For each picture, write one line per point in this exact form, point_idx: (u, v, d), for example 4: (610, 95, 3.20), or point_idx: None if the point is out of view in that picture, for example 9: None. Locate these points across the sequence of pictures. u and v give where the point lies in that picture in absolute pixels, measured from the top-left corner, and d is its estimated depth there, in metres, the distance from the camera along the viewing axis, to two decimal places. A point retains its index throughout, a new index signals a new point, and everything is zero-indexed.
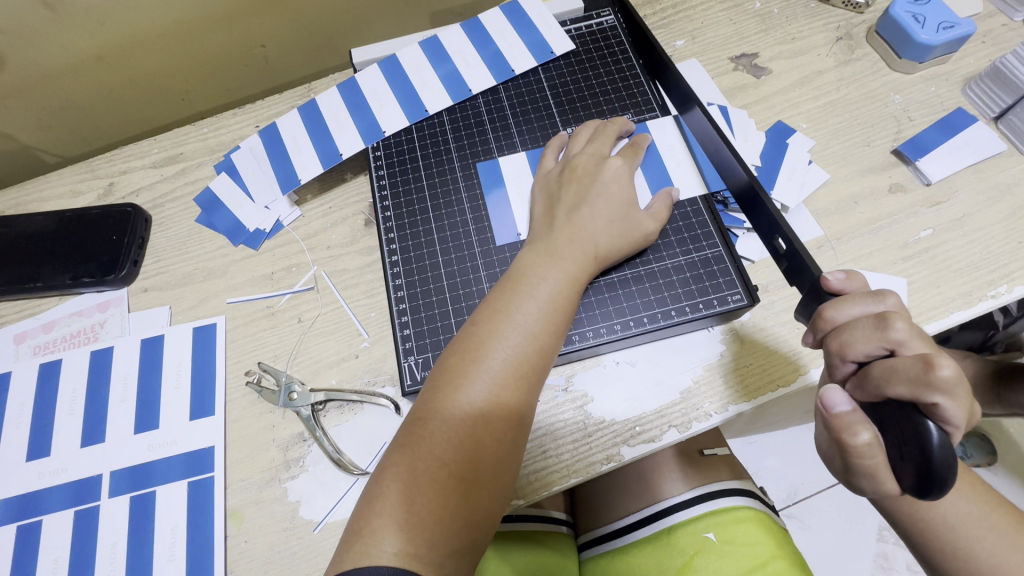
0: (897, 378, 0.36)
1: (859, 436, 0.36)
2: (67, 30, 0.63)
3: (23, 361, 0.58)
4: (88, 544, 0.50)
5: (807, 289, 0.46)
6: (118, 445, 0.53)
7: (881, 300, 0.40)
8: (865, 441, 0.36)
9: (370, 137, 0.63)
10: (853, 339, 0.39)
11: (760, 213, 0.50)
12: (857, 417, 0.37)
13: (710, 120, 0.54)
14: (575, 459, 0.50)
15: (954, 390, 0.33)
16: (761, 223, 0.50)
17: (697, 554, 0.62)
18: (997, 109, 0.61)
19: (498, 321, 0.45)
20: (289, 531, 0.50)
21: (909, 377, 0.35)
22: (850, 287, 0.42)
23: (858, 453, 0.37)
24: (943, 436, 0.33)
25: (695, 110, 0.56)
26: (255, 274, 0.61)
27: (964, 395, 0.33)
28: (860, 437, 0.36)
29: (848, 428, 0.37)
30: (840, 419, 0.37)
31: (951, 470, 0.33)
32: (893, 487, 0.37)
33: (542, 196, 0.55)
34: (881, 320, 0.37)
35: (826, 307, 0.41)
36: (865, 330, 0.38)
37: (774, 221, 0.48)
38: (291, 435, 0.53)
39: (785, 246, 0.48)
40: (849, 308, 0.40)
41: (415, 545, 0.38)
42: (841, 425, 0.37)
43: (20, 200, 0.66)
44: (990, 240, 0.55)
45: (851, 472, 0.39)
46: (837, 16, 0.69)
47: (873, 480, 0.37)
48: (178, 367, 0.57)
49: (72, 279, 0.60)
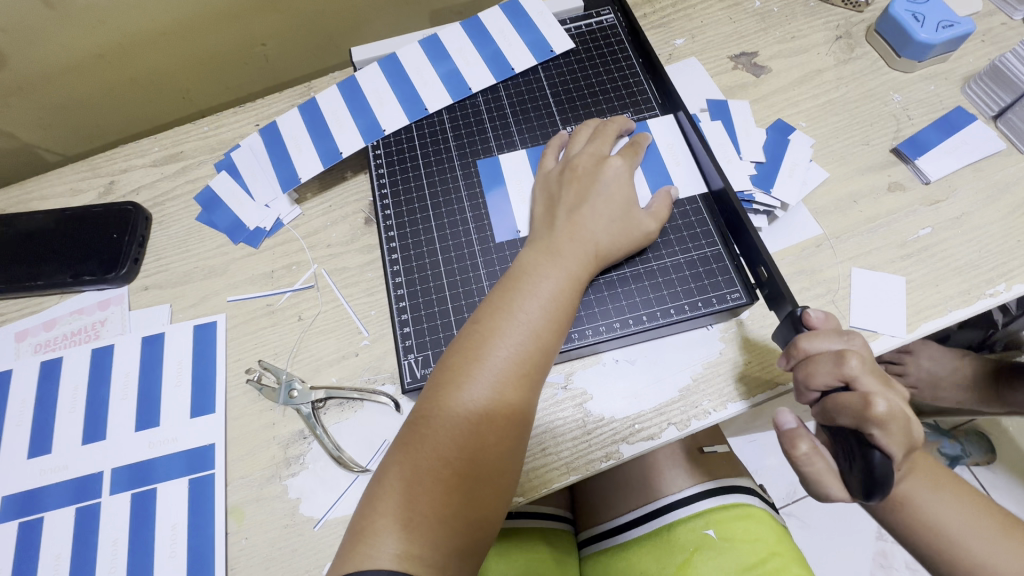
0: (843, 410, 0.41)
1: (801, 449, 0.44)
2: (67, 28, 0.63)
3: (24, 359, 0.58)
4: (89, 541, 0.50)
5: (785, 315, 0.49)
6: (119, 442, 0.54)
7: (847, 338, 0.44)
8: (804, 452, 0.44)
9: (370, 135, 0.63)
10: (814, 372, 0.43)
11: (744, 239, 0.53)
12: (802, 433, 0.45)
13: (698, 134, 0.57)
14: (575, 457, 0.50)
15: (888, 425, 0.39)
16: (745, 249, 0.53)
17: (697, 551, 0.62)
18: (996, 108, 0.61)
19: (500, 320, 0.45)
20: (290, 528, 0.50)
21: (853, 412, 0.41)
22: (826, 325, 0.45)
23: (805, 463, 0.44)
24: (885, 463, 0.39)
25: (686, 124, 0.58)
26: (255, 273, 0.61)
27: (896, 428, 0.40)
28: (800, 449, 0.44)
29: (792, 442, 0.45)
30: (789, 436, 0.45)
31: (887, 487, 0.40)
32: (841, 494, 0.44)
33: (542, 195, 0.55)
34: (839, 358, 0.42)
35: (799, 340, 0.44)
36: (824, 365, 0.43)
37: (758, 250, 0.50)
38: (292, 432, 0.54)
39: (766, 273, 0.50)
40: (816, 343, 0.44)
41: (417, 545, 0.39)
42: (790, 440, 0.45)
43: (22, 199, 0.67)
44: (989, 239, 0.55)
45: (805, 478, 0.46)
46: (837, 15, 0.70)
47: (822, 489, 0.45)
48: (178, 365, 0.57)
49: (73, 277, 0.60)
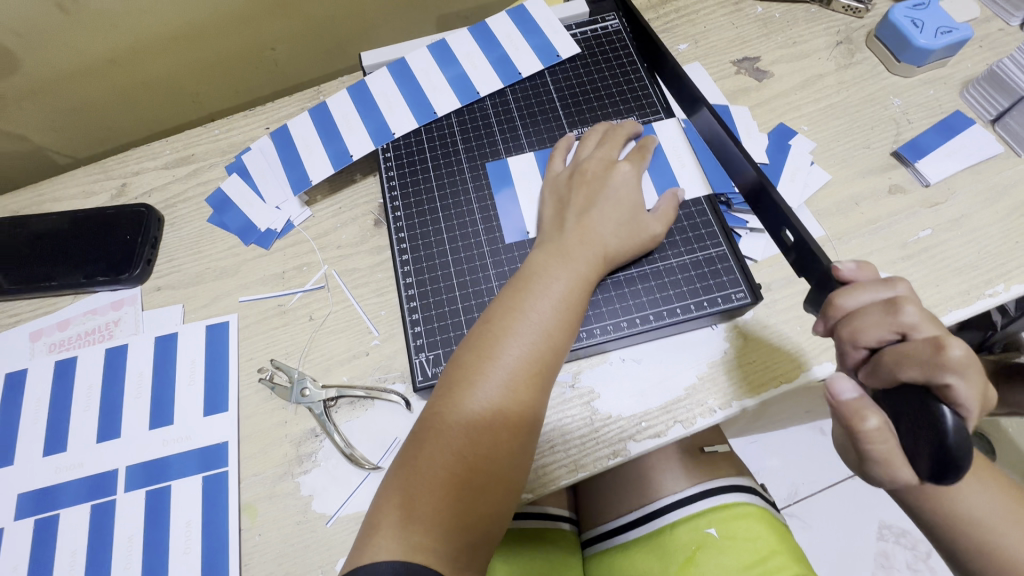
0: (909, 362, 0.35)
1: (870, 421, 0.35)
2: (81, 32, 0.64)
3: (39, 359, 0.59)
4: (105, 538, 0.51)
5: (816, 280, 0.46)
6: (133, 441, 0.54)
7: (892, 287, 0.39)
8: (875, 426, 0.35)
9: (379, 138, 0.64)
10: (864, 327, 0.38)
11: (768, 207, 0.50)
12: (866, 402, 0.36)
13: (718, 120, 0.55)
14: (582, 455, 0.51)
15: (966, 372, 0.33)
16: (768, 216, 0.51)
17: (699, 549, 0.63)
18: (994, 112, 0.62)
19: (513, 319, 0.46)
20: (302, 525, 0.51)
21: (921, 361, 0.35)
22: (862, 277, 0.41)
23: (869, 439, 0.35)
24: (958, 420, 0.33)
25: (703, 112, 0.57)
26: (266, 274, 0.62)
27: (974, 376, 0.34)
28: (870, 422, 0.35)
29: (857, 413, 0.35)
30: (849, 406, 0.36)
31: (966, 455, 0.32)
32: (908, 475, 0.36)
33: (552, 197, 0.56)
34: (892, 306, 0.37)
35: (835, 295, 0.40)
36: (875, 315, 0.38)
37: (781, 212, 0.48)
38: (303, 430, 0.54)
39: (793, 238, 0.48)
40: (858, 296, 0.39)
41: (431, 537, 0.39)
42: (851, 411, 0.36)
43: (35, 201, 0.68)
44: (988, 240, 0.57)
45: (862, 463, 0.38)
46: (837, 21, 0.71)
47: (886, 470, 0.36)
48: (191, 365, 0.58)
49: (86, 278, 0.61)
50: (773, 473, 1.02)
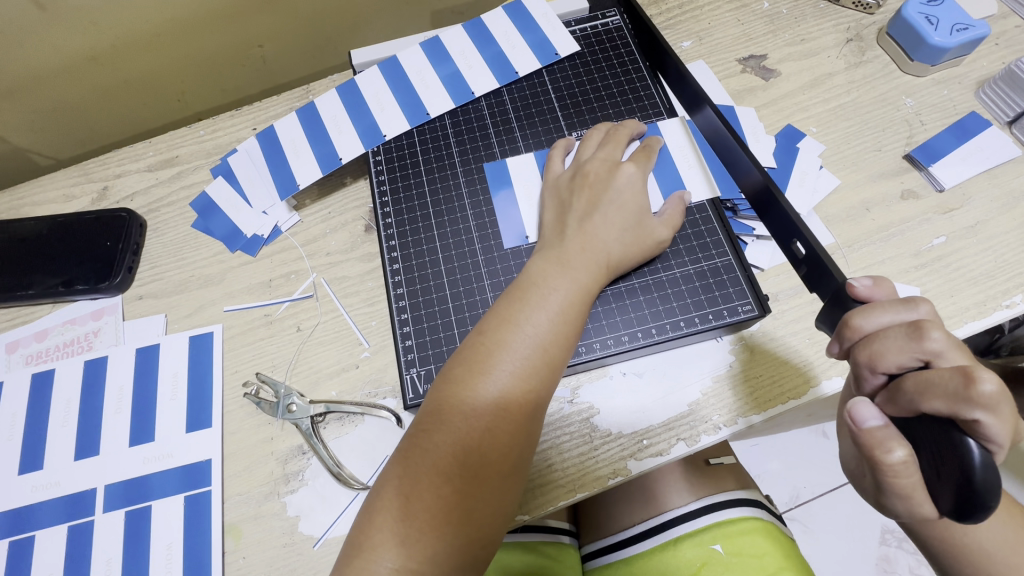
0: (933, 392, 0.33)
1: (892, 452, 0.33)
2: (58, 30, 0.62)
3: (15, 371, 0.57)
4: (83, 560, 0.49)
5: (829, 295, 0.43)
6: (114, 457, 0.52)
7: (914, 308, 0.37)
8: (900, 458, 0.33)
9: (369, 140, 0.61)
10: (885, 351, 0.36)
11: (775, 213, 0.48)
12: (890, 432, 0.34)
13: (722, 121, 0.52)
14: (581, 474, 0.49)
15: (1000, 406, 0.31)
16: (777, 225, 0.48)
17: (704, 566, 0.61)
18: (1010, 114, 0.59)
19: (506, 332, 0.44)
20: (289, 547, 0.49)
21: (947, 392, 0.32)
22: (878, 294, 0.39)
23: (892, 472, 0.34)
24: (983, 456, 0.31)
25: (706, 110, 0.54)
26: (253, 282, 0.59)
27: (1009, 411, 0.31)
28: (895, 454, 0.33)
29: (882, 444, 0.34)
30: (871, 435, 0.34)
31: (992, 494, 0.31)
32: (930, 510, 0.34)
33: (553, 201, 0.53)
34: (915, 330, 0.35)
35: (852, 316, 0.38)
36: (897, 340, 0.35)
37: (793, 223, 0.46)
38: (291, 447, 0.52)
39: (804, 250, 0.46)
40: (876, 316, 0.37)
41: (416, 561, 0.38)
42: (873, 441, 0.34)
43: (12, 205, 0.65)
44: (1004, 248, 0.54)
45: (882, 493, 0.36)
46: (847, 17, 0.68)
47: (907, 502, 0.35)
48: (174, 378, 0.55)
49: (65, 287, 0.58)
50: (776, 477, 1.00)
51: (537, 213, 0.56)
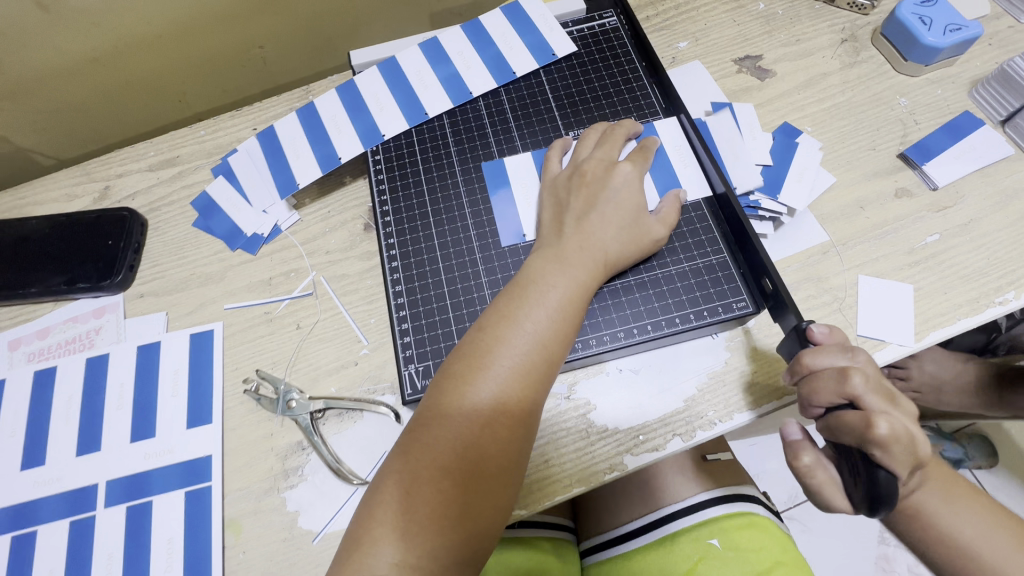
0: (844, 428, 0.41)
1: (802, 460, 0.44)
2: (61, 31, 0.62)
3: (17, 368, 0.57)
4: (84, 555, 0.49)
5: (790, 330, 0.47)
6: (115, 453, 0.53)
7: (849, 355, 0.42)
8: (806, 464, 0.43)
9: (368, 140, 0.62)
10: (819, 389, 0.42)
11: (750, 253, 0.51)
12: (804, 444, 0.44)
13: (692, 129, 0.58)
14: (578, 469, 0.50)
15: (891, 446, 0.39)
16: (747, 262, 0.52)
17: (702, 560, 0.61)
18: (1004, 113, 0.60)
19: (506, 328, 0.44)
20: (288, 542, 0.49)
21: (854, 430, 0.40)
22: (831, 341, 0.44)
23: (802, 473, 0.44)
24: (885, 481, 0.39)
25: (682, 118, 0.60)
26: (253, 280, 0.60)
27: (900, 450, 0.39)
28: (805, 461, 0.44)
29: (795, 452, 0.44)
30: (792, 446, 0.44)
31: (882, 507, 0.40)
32: (843, 505, 0.43)
33: (551, 200, 0.54)
34: (843, 377, 0.41)
35: (804, 354, 0.43)
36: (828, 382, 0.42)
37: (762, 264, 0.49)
38: (290, 443, 0.53)
39: (771, 286, 0.49)
40: (818, 360, 0.43)
41: (415, 555, 0.38)
42: (791, 450, 0.44)
43: (15, 204, 0.66)
44: (997, 246, 0.55)
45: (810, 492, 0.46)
46: (842, 18, 0.69)
47: (825, 499, 0.44)
48: (175, 375, 0.56)
49: (67, 284, 0.59)
50: (775, 476, 1.01)
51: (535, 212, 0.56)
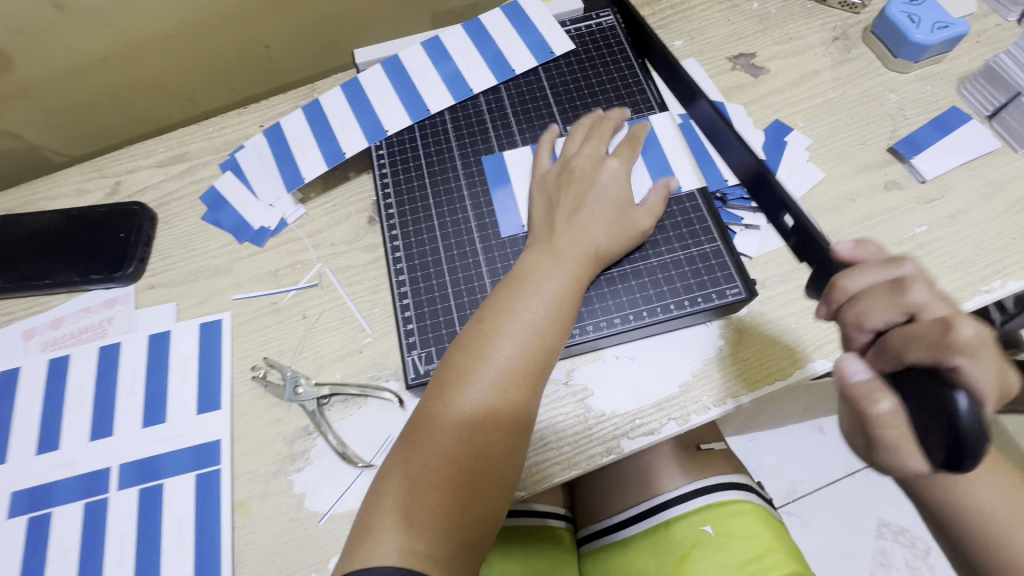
0: (916, 343, 0.35)
1: (880, 406, 0.35)
2: (74, 30, 0.64)
3: (32, 357, 0.59)
4: (98, 536, 0.51)
5: (816, 266, 0.49)
6: (127, 438, 0.54)
7: (897, 267, 0.39)
8: (885, 409, 0.34)
9: (372, 135, 0.64)
10: (872, 308, 0.38)
11: (769, 193, 0.53)
12: (877, 385, 0.35)
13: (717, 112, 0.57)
14: (576, 452, 0.51)
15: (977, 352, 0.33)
16: (767, 201, 0.54)
17: (695, 547, 0.63)
18: (990, 108, 0.62)
19: (504, 319, 0.46)
20: (295, 522, 0.51)
21: (929, 342, 0.35)
22: (862, 254, 0.42)
23: (879, 423, 0.35)
24: (971, 406, 0.33)
25: (701, 103, 0.59)
26: (260, 272, 0.62)
27: (983, 359, 0.34)
28: (881, 405, 0.35)
29: (869, 395, 0.35)
30: (858, 389, 0.36)
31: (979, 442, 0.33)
32: (919, 463, 0.35)
33: (541, 197, 0.55)
34: (898, 286, 0.37)
35: (839, 277, 0.40)
36: (882, 297, 0.38)
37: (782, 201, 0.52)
38: (297, 428, 0.54)
39: (793, 222, 0.52)
40: (862, 277, 0.40)
41: (424, 540, 0.39)
42: (860, 394, 0.35)
43: (28, 199, 0.67)
44: (984, 236, 0.56)
45: (873, 450, 0.37)
46: (834, 17, 0.70)
47: (895, 455, 0.35)
48: (185, 363, 0.58)
49: (80, 276, 0.61)
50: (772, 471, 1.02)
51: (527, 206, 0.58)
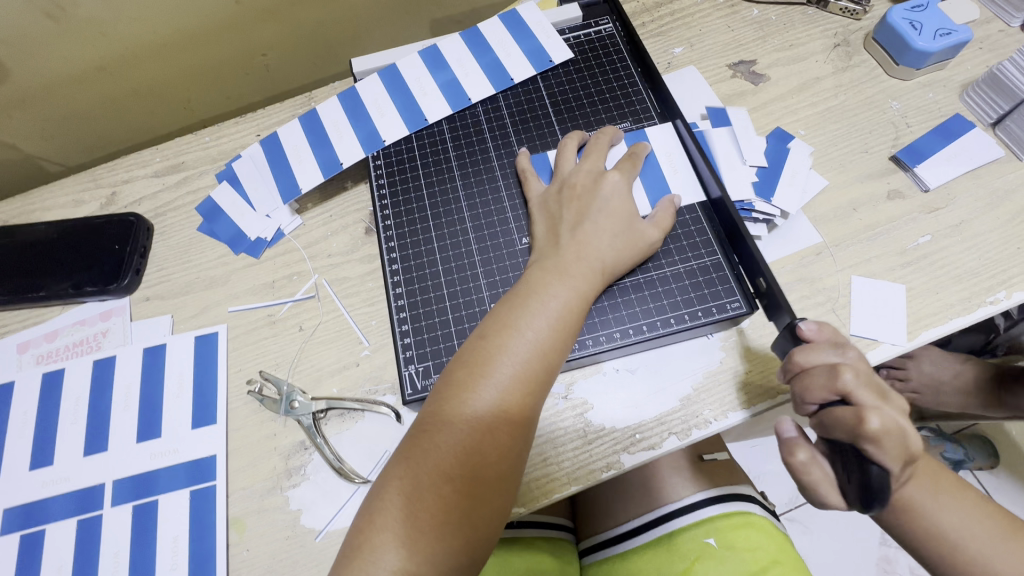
0: (837, 424, 0.40)
1: (798, 457, 0.42)
2: (70, 41, 0.64)
3: (26, 370, 0.58)
4: (91, 553, 0.50)
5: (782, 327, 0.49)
6: (122, 453, 0.54)
7: (842, 351, 0.43)
8: (802, 462, 0.42)
9: (369, 145, 0.63)
10: (810, 386, 0.42)
11: (743, 249, 0.53)
12: (800, 443, 0.43)
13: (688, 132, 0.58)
14: (576, 467, 0.50)
15: (883, 441, 0.38)
16: (744, 259, 0.53)
17: (698, 560, 0.62)
18: (994, 115, 0.61)
19: (508, 337, 0.45)
20: (291, 540, 0.50)
21: (845, 426, 0.40)
22: (820, 337, 0.45)
23: (800, 471, 0.43)
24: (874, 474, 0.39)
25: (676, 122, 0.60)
26: (256, 283, 0.61)
27: (891, 442, 0.38)
28: (799, 459, 0.42)
29: (789, 450, 0.43)
30: (786, 443, 0.43)
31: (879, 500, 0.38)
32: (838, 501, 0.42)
33: (542, 215, 0.55)
34: (832, 372, 0.41)
35: (794, 353, 0.44)
36: (818, 379, 0.42)
37: (757, 264, 0.51)
38: (293, 443, 0.54)
39: (764, 285, 0.51)
40: (812, 357, 0.43)
41: (416, 561, 0.38)
42: (787, 448, 0.43)
43: (25, 209, 0.67)
44: (988, 246, 0.55)
45: (804, 485, 0.45)
46: (835, 23, 0.70)
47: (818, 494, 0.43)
48: (180, 376, 0.57)
49: (74, 288, 0.60)
50: (775, 477, 1.01)
51: (528, 228, 0.57)
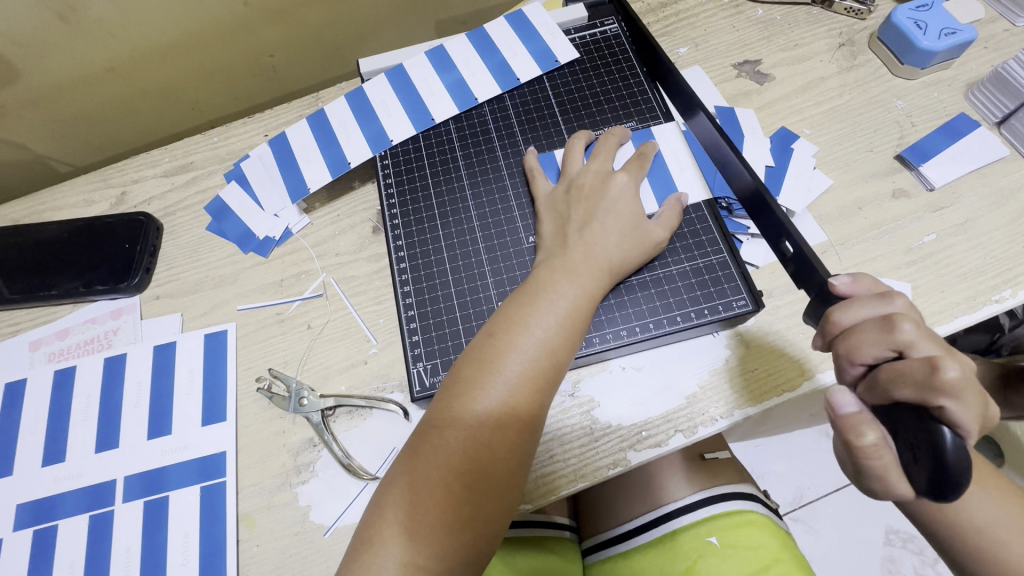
0: (904, 381, 0.35)
1: (865, 438, 0.36)
2: (80, 41, 0.64)
3: (38, 368, 0.59)
4: (103, 548, 0.51)
5: (815, 293, 0.47)
6: (132, 450, 0.54)
7: (889, 302, 0.40)
8: (871, 442, 0.35)
9: (377, 145, 0.64)
10: (860, 343, 0.39)
11: (769, 217, 0.50)
12: (865, 418, 0.37)
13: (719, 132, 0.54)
14: (583, 464, 0.51)
15: (962, 394, 0.33)
16: (767, 226, 0.51)
17: (700, 558, 0.63)
18: (999, 114, 0.61)
19: (516, 335, 0.45)
20: (300, 536, 0.51)
21: (916, 381, 0.35)
22: (858, 290, 0.42)
23: (866, 454, 0.36)
24: (957, 440, 0.33)
25: (700, 116, 0.56)
26: (264, 282, 0.62)
27: (970, 396, 0.34)
28: (866, 438, 0.36)
29: (854, 428, 0.36)
30: (848, 420, 0.37)
31: (964, 473, 0.32)
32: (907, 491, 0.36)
33: (550, 215, 0.55)
34: (887, 323, 0.38)
35: (833, 311, 0.41)
36: (872, 333, 0.38)
37: (781, 225, 0.48)
38: (302, 440, 0.54)
39: (792, 249, 0.48)
40: (855, 312, 0.40)
41: (424, 555, 0.39)
42: (849, 425, 0.37)
43: (36, 209, 0.68)
44: (993, 244, 0.56)
45: (861, 477, 0.38)
46: (840, 23, 0.70)
47: (883, 484, 0.36)
48: (190, 374, 0.58)
49: (85, 287, 0.61)
50: (779, 476, 1.01)
51: (535, 227, 0.58)
